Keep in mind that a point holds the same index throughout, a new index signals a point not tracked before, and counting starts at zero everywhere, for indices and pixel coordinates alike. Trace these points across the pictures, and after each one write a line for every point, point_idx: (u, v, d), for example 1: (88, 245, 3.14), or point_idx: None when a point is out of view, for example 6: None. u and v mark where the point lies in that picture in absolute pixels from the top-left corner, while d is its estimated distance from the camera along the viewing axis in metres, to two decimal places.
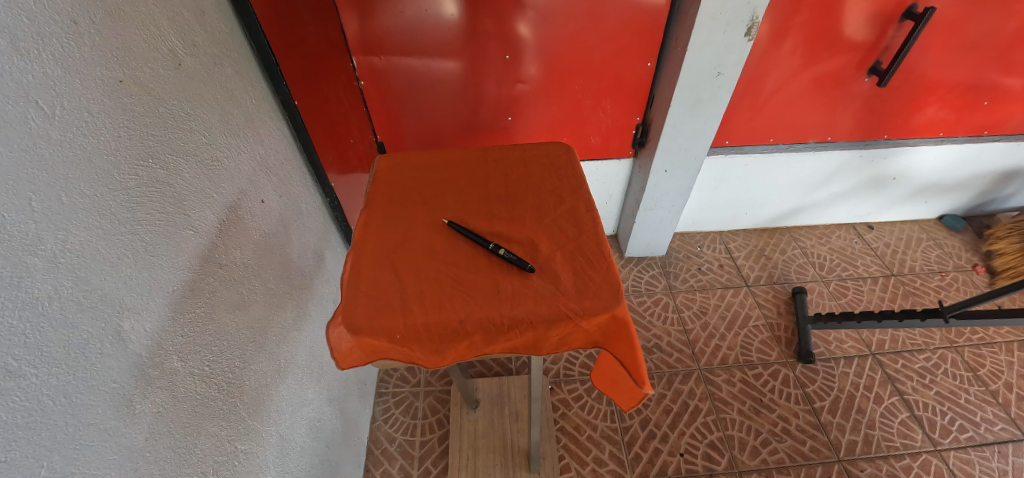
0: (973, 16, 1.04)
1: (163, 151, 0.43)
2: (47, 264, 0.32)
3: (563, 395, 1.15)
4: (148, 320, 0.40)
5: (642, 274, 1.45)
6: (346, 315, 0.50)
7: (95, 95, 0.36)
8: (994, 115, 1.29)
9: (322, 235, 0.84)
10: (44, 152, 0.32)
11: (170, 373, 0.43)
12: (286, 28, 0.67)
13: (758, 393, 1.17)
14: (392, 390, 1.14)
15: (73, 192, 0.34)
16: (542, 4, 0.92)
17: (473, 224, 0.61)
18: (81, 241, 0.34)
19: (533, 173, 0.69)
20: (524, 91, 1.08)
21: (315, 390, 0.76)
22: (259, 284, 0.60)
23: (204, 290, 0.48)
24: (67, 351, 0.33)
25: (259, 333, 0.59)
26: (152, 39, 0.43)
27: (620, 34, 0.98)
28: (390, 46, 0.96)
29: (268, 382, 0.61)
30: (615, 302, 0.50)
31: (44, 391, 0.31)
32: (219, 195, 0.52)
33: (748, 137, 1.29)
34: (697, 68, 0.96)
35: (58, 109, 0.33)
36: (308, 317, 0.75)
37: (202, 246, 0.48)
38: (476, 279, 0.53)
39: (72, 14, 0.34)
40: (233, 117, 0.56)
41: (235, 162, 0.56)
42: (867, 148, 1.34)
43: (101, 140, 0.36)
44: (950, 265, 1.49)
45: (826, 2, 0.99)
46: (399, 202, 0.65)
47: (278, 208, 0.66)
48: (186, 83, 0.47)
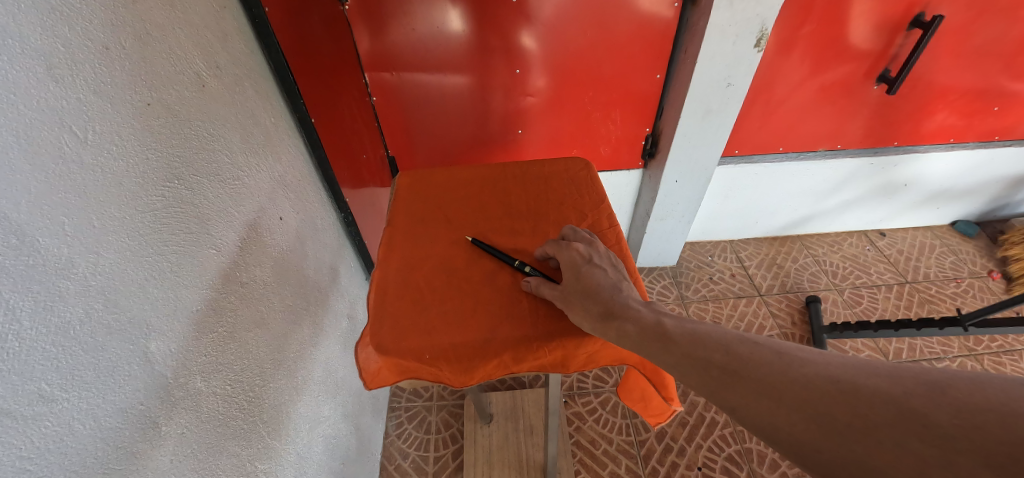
0: (981, 22, 1.05)
1: (188, 172, 0.44)
2: (79, 287, 0.32)
3: (577, 408, 1.14)
4: (173, 340, 0.40)
5: (654, 284, 1.45)
6: (374, 334, 0.50)
7: (125, 119, 0.37)
8: (1005, 120, 1.28)
9: (336, 250, 0.84)
10: (78, 177, 0.32)
11: (194, 394, 0.43)
12: (302, 47, 0.68)
13: None
14: (405, 404, 1.13)
15: (103, 215, 0.34)
16: (550, 19, 0.93)
17: (496, 242, 0.61)
18: (111, 263, 0.35)
19: (553, 188, 0.69)
20: (533, 103, 1.09)
21: (331, 406, 0.76)
22: (277, 301, 0.60)
23: (226, 309, 0.48)
24: (97, 374, 0.33)
25: (278, 350, 0.59)
26: (179, 63, 0.44)
27: (629, 46, 0.99)
28: (402, 62, 0.97)
29: (287, 399, 0.60)
30: None
31: (75, 415, 0.31)
32: (240, 214, 0.53)
33: (758, 146, 1.29)
34: (707, 79, 0.96)
35: (90, 133, 0.33)
36: (324, 333, 0.75)
37: (224, 265, 0.49)
38: (502, 298, 0.53)
39: (104, 40, 0.35)
40: (253, 136, 0.56)
41: (255, 181, 0.56)
42: (877, 155, 1.34)
43: (130, 164, 0.37)
44: (964, 272, 1.47)
45: (833, 12, 0.99)
46: (421, 219, 0.65)
47: (295, 224, 0.66)
48: (209, 104, 0.48)
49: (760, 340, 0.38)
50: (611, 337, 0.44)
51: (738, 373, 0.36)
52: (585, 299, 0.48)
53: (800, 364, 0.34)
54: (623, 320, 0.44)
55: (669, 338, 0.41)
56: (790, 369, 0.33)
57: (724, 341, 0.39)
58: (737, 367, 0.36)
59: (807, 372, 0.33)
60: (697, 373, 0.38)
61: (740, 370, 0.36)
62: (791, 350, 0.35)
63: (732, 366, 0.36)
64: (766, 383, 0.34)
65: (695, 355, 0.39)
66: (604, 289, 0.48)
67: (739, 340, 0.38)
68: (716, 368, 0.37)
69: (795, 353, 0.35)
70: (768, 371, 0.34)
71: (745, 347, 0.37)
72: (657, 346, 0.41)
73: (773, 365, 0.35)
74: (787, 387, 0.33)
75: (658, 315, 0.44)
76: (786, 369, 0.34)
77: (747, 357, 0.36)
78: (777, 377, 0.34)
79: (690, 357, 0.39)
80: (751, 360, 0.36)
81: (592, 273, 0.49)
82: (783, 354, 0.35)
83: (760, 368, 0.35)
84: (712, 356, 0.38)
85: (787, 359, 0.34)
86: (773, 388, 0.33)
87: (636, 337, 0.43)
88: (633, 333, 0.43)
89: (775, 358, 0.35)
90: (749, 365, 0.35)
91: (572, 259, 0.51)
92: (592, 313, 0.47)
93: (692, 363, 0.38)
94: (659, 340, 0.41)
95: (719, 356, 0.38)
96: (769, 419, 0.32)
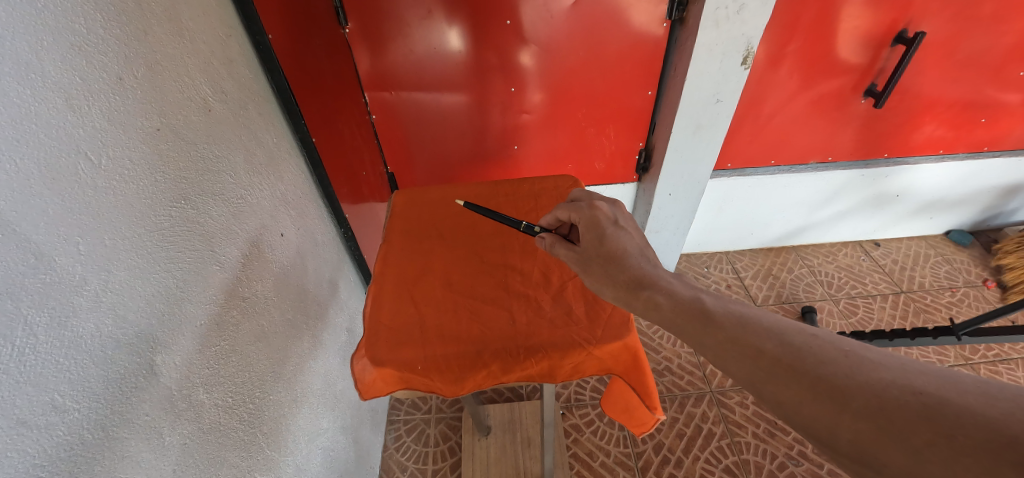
0: (964, 37, 1.08)
1: (193, 192, 0.46)
2: (91, 303, 0.34)
3: (575, 420, 1.15)
4: (179, 353, 0.42)
5: None
6: (369, 347, 0.51)
7: (136, 144, 0.39)
8: (993, 131, 1.31)
9: (336, 265, 0.86)
10: (92, 200, 0.34)
11: (197, 406, 0.44)
12: (305, 70, 0.71)
13: (772, 416, 1.15)
14: (404, 417, 1.14)
15: (115, 235, 0.36)
16: (544, 39, 0.97)
17: (488, 257, 0.63)
18: (121, 280, 0.36)
19: (544, 206, 0.71)
20: (529, 120, 1.12)
21: (329, 419, 0.77)
22: (278, 315, 0.62)
23: (228, 324, 0.50)
24: (106, 386, 0.34)
25: (277, 363, 0.61)
26: (187, 89, 0.46)
27: (621, 65, 1.02)
28: (400, 82, 1.01)
29: (285, 411, 0.62)
30: (627, 331, 0.51)
31: (85, 425, 0.33)
32: (243, 230, 0.55)
33: (750, 159, 1.31)
34: (696, 95, 0.99)
35: (104, 159, 0.36)
36: (323, 346, 0.77)
37: (227, 280, 0.51)
38: (493, 311, 0.55)
39: (118, 70, 0.37)
40: (256, 156, 0.59)
41: (258, 199, 0.58)
42: (868, 167, 1.36)
43: (140, 186, 0.39)
44: (959, 281, 1.48)
45: (818, 29, 1.03)
46: (416, 236, 0.67)
47: (296, 240, 0.69)
48: (214, 127, 0.50)
49: (819, 334, 0.35)
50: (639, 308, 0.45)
51: (793, 366, 0.33)
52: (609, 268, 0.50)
53: (868, 366, 0.31)
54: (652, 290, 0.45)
55: (711, 318, 0.40)
56: (857, 371, 0.31)
57: (777, 330, 0.36)
58: (792, 361, 0.34)
59: (878, 377, 0.30)
60: (744, 362, 0.36)
61: (795, 363, 0.34)
62: (859, 349, 0.33)
63: (786, 360, 0.34)
64: (827, 380, 0.31)
65: (743, 343, 0.37)
66: (630, 257, 0.50)
67: (795, 330, 0.36)
68: (768, 358, 0.35)
69: (863, 353, 0.32)
70: (832, 369, 0.32)
71: (803, 339, 0.35)
72: (698, 325, 0.40)
73: (836, 364, 0.32)
74: (852, 390, 0.30)
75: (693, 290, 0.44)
76: (854, 370, 0.31)
77: (805, 351, 0.34)
78: (842, 376, 0.31)
79: (734, 344, 0.37)
80: (808, 356, 0.33)
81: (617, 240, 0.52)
82: (850, 353, 0.33)
83: (820, 365, 0.32)
84: (763, 345, 0.36)
85: (854, 359, 0.32)
86: (834, 387, 0.31)
87: (675, 317, 0.41)
88: (667, 306, 0.43)
89: (837, 355, 0.33)
90: (808, 361, 0.33)
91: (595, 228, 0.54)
92: (619, 282, 0.48)
93: (738, 348, 0.36)
94: (700, 320, 0.40)
95: (772, 346, 0.35)
96: (821, 420, 0.31)
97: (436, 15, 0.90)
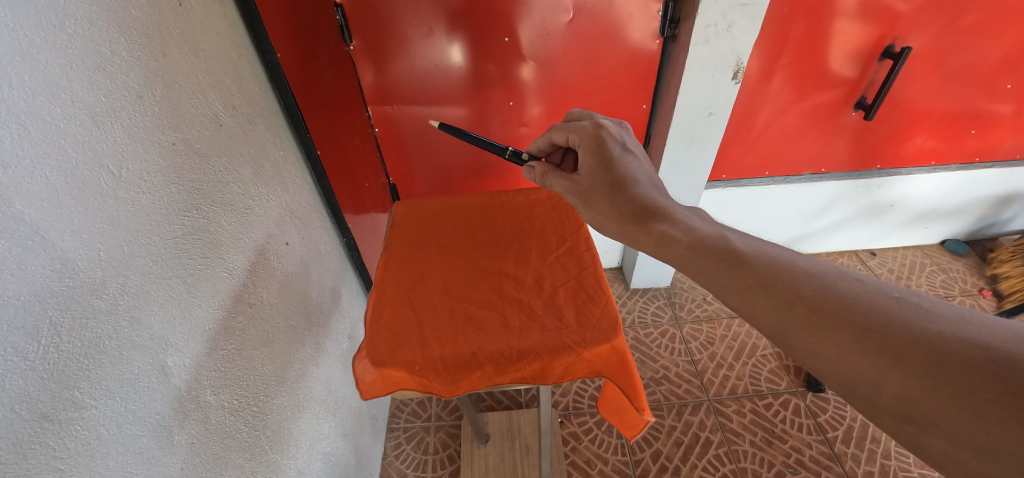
0: (951, 51, 1.11)
1: (205, 203, 0.48)
2: (109, 306, 0.36)
3: (573, 428, 1.15)
4: (188, 356, 0.44)
5: (648, 305, 1.47)
6: (370, 349, 0.53)
7: (153, 157, 0.41)
8: (984, 142, 1.33)
9: (339, 273, 0.88)
10: (112, 209, 0.37)
11: (204, 406, 0.46)
12: (311, 86, 0.74)
13: (769, 424, 1.16)
14: (404, 425, 1.15)
15: (133, 243, 0.38)
16: (541, 54, 1.00)
17: (483, 264, 0.65)
18: (137, 284, 0.39)
19: (537, 215, 0.74)
20: (527, 133, 1.16)
21: (330, 424, 0.78)
22: (282, 321, 0.64)
23: (235, 329, 0.52)
24: (121, 385, 0.37)
25: (281, 368, 0.62)
26: (201, 106, 0.49)
27: (616, 79, 1.05)
28: (402, 96, 1.04)
29: (288, 416, 0.63)
30: (614, 334, 0.53)
31: (101, 422, 0.35)
32: (250, 239, 0.57)
33: (745, 170, 1.34)
34: (690, 108, 1.02)
35: (124, 171, 0.38)
36: (325, 352, 0.78)
37: (235, 286, 0.53)
38: (487, 315, 0.57)
39: (138, 89, 0.40)
40: (264, 169, 0.62)
41: (265, 209, 0.61)
42: (861, 178, 1.38)
43: (156, 197, 0.41)
44: (955, 290, 1.50)
45: (808, 44, 1.06)
46: (415, 245, 0.69)
47: (300, 249, 0.71)
48: (225, 141, 0.53)
49: (864, 278, 0.37)
50: (651, 244, 0.50)
51: (838, 315, 0.35)
52: (616, 199, 0.55)
53: (927, 318, 0.33)
54: (661, 225, 0.50)
55: (740, 260, 0.43)
56: (911, 321, 0.33)
57: (822, 276, 0.38)
58: (834, 307, 0.36)
59: (935, 329, 0.32)
60: (781, 308, 0.38)
61: (839, 308, 0.36)
62: (910, 296, 0.35)
63: (828, 305, 0.36)
64: (877, 328, 0.33)
65: (785, 287, 0.39)
66: (637, 186, 0.56)
67: (838, 275, 0.38)
68: (808, 305, 0.37)
69: (914, 300, 0.34)
70: (884, 317, 0.34)
71: (849, 286, 0.37)
72: (725, 266, 0.43)
73: (888, 311, 0.34)
74: (905, 341, 0.32)
75: (714, 229, 0.47)
76: (908, 321, 0.33)
77: (851, 298, 0.36)
78: (895, 326, 0.33)
79: (766, 287, 0.40)
80: (855, 303, 0.35)
81: (624, 171, 0.57)
82: (900, 299, 0.35)
83: (870, 313, 0.34)
84: (802, 289, 0.38)
85: (907, 307, 0.34)
86: (884, 336, 0.33)
87: (704, 262, 0.44)
88: (682, 241, 0.47)
89: (887, 304, 0.35)
90: (854, 309, 0.35)
91: (603, 160, 0.59)
92: (625, 214, 0.54)
93: (772, 291, 0.39)
94: (727, 263, 0.43)
95: (811, 291, 0.38)
96: (864, 376, 0.33)
97: (437, 32, 0.94)
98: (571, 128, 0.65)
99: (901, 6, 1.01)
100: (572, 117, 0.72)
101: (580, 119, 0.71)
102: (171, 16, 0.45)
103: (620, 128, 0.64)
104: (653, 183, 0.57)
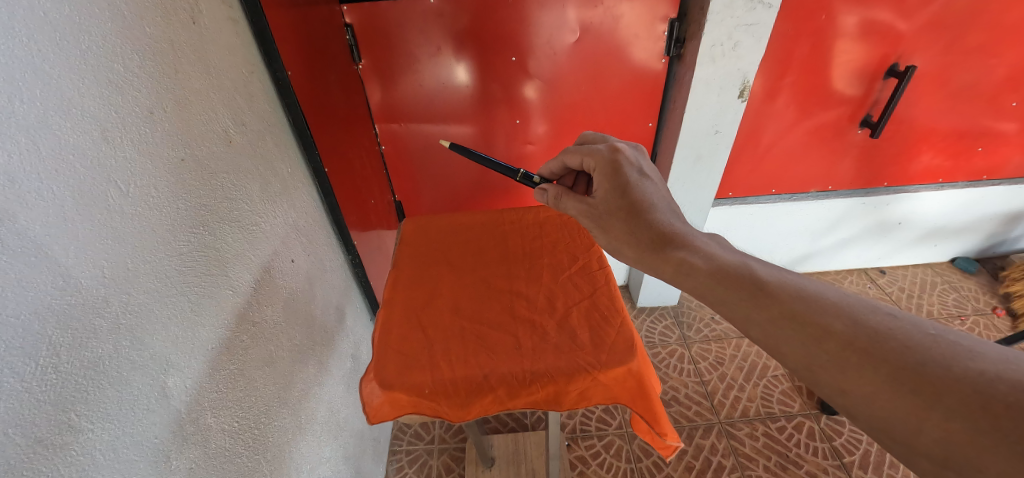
0: (955, 70, 1.11)
1: (212, 219, 0.48)
2: (110, 325, 0.35)
3: (580, 452, 1.12)
4: (189, 377, 0.43)
5: (655, 324, 1.45)
6: (378, 371, 0.52)
7: (161, 173, 0.41)
8: (991, 159, 1.33)
9: (344, 291, 0.87)
10: (119, 226, 0.36)
11: (204, 429, 0.45)
12: (320, 104, 0.74)
13: (783, 448, 1.12)
14: (406, 447, 1.12)
15: (137, 259, 0.38)
16: (547, 73, 1.01)
17: (494, 282, 0.64)
18: (139, 302, 0.38)
19: (548, 233, 0.73)
20: (533, 150, 1.16)
21: (332, 447, 0.76)
22: (285, 340, 0.62)
23: (238, 348, 0.51)
24: (118, 408, 0.35)
25: (284, 389, 0.61)
26: (210, 122, 0.49)
27: (622, 98, 1.06)
28: (410, 114, 1.05)
29: (289, 439, 0.61)
30: (631, 356, 0.52)
31: (97, 446, 0.33)
32: (256, 256, 0.56)
33: (751, 188, 1.34)
34: (697, 127, 1.03)
35: (132, 187, 0.37)
36: (328, 372, 0.77)
37: (239, 305, 0.52)
38: (498, 336, 0.56)
39: (149, 105, 0.40)
40: (272, 185, 0.61)
41: (272, 226, 0.60)
42: (868, 195, 1.38)
43: (162, 213, 0.41)
44: (968, 309, 1.47)
45: (812, 64, 1.07)
46: (423, 263, 0.69)
47: (305, 266, 0.70)
48: (234, 158, 0.53)
49: (897, 314, 0.37)
50: (670, 271, 0.49)
51: (872, 352, 0.34)
52: (634, 226, 0.54)
53: (965, 356, 0.32)
54: (680, 252, 0.49)
55: (765, 290, 0.42)
56: (951, 360, 0.32)
57: (851, 311, 0.37)
58: (867, 344, 0.35)
59: (978, 369, 0.31)
60: (808, 343, 0.37)
61: (873, 345, 0.35)
62: (948, 334, 0.34)
63: (860, 341, 0.35)
64: (915, 368, 0.32)
65: (813, 323, 0.38)
66: (656, 212, 0.55)
67: (869, 310, 0.37)
68: (838, 341, 0.36)
69: (952, 338, 0.33)
70: (922, 356, 0.33)
71: (882, 322, 0.36)
72: (748, 297, 0.42)
73: (926, 349, 0.33)
74: (946, 382, 0.31)
75: (736, 257, 0.47)
76: (948, 360, 0.32)
77: (885, 335, 0.35)
78: (933, 366, 0.32)
79: (794, 321, 0.38)
80: (890, 340, 0.34)
81: (642, 196, 0.57)
82: (937, 337, 0.34)
83: (906, 351, 0.33)
84: (832, 324, 0.37)
85: (946, 346, 0.33)
86: (923, 377, 0.32)
87: (725, 291, 0.43)
88: (702, 270, 0.46)
89: (924, 341, 0.34)
90: (889, 347, 0.34)
91: (619, 185, 0.59)
92: (643, 242, 0.53)
93: (798, 326, 0.38)
94: (749, 293, 0.42)
95: (842, 327, 0.36)
96: (900, 416, 0.32)
97: (445, 52, 0.95)
98: (585, 151, 0.65)
99: (903, 26, 1.02)
100: (585, 140, 0.72)
101: (594, 141, 0.71)
102: (185, 33, 0.45)
103: (635, 151, 0.64)
104: (670, 207, 0.56)
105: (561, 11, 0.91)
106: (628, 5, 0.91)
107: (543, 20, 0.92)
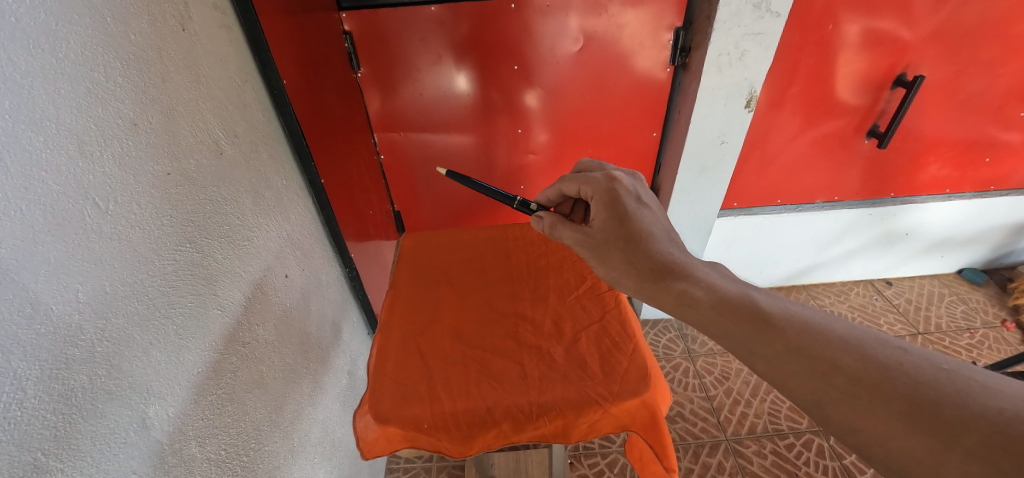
0: (962, 80, 1.10)
1: (200, 235, 0.45)
2: (85, 354, 0.32)
3: (583, 470, 1.09)
4: (172, 405, 0.40)
5: (659, 337, 1.43)
6: (373, 403, 0.49)
7: (145, 189, 0.38)
8: (999, 170, 1.31)
9: (340, 305, 0.84)
10: (96, 246, 0.33)
11: (187, 460, 0.42)
12: (317, 115, 0.72)
13: (792, 467, 1.09)
14: (404, 465, 1.09)
15: (116, 280, 0.35)
16: (549, 82, 0.99)
17: (498, 304, 0.62)
18: (118, 328, 0.35)
19: (554, 250, 0.71)
20: (535, 160, 1.14)
21: (325, 469, 0.73)
22: (278, 360, 0.60)
23: (226, 371, 0.48)
24: (92, 443, 0.33)
25: (275, 411, 0.58)
26: (201, 133, 0.46)
27: (626, 108, 1.04)
28: (410, 124, 1.03)
29: (280, 463, 0.59)
30: (644, 388, 0.50)
31: None
32: (247, 272, 0.54)
33: (756, 199, 1.32)
34: (702, 137, 1.01)
35: (112, 204, 0.35)
36: (323, 391, 0.74)
37: (228, 326, 0.49)
38: (502, 364, 0.53)
39: (133, 116, 0.37)
40: (265, 198, 0.59)
41: (263, 241, 0.58)
42: (875, 206, 1.36)
43: (146, 231, 0.38)
44: (977, 322, 1.45)
45: (819, 73, 1.05)
46: (423, 282, 0.66)
47: (300, 281, 0.68)
48: (225, 170, 0.50)
49: (906, 346, 0.34)
50: (670, 303, 0.46)
51: (882, 388, 0.32)
52: (632, 255, 0.52)
53: (982, 394, 0.30)
54: (681, 283, 0.47)
55: (768, 321, 0.39)
56: (967, 397, 0.30)
57: (858, 344, 0.35)
58: (876, 379, 0.33)
59: (995, 407, 0.29)
60: (815, 378, 0.35)
61: (884, 381, 0.32)
62: (961, 368, 0.31)
63: (869, 376, 0.33)
64: (927, 405, 0.30)
65: (817, 357, 0.36)
66: (655, 240, 0.53)
67: (876, 342, 0.35)
68: (847, 376, 0.34)
69: (966, 374, 0.31)
70: (934, 391, 0.31)
71: (890, 356, 0.34)
72: (753, 329, 0.39)
73: (939, 385, 0.31)
74: (962, 421, 0.29)
75: (738, 287, 0.44)
76: (963, 397, 0.30)
77: (895, 369, 0.33)
78: (947, 403, 0.30)
79: (800, 354, 0.36)
80: (900, 375, 0.32)
81: (639, 224, 0.54)
82: (951, 372, 0.32)
83: (919, 387, 0.31)
84: (839, 358, 0.35)
85: (959, 382, 0.31)
86: (937, 415, 0.30)
87: (729, 323, 0.41)
88: (703, 302, 0.43)
89: (936, 376, 0.32)
90: (900, 382, 0.32)
91: (616, 213, 0.56)
92: (643, 273, 0.50)
93: (805, 360, 0.36)
94: (754, 326, 0.39)
95: (850, 361, 0.34)
96: (917, 458, 0.30)
97: (446, 60, 0.93)
98: (582, 180, 0.63)
99: (910, 36, 1.01)
100: (581, 168, 0.70)
101: (591, 169, 0.69)
102: (174, 41, 0.43)
103: (633, 180, 0.62)
104: (669, 237, 0.54)
105: (564, 19, 0.89)
106: (633, 14, 0.89)
107: (546, 29, 0.90)
